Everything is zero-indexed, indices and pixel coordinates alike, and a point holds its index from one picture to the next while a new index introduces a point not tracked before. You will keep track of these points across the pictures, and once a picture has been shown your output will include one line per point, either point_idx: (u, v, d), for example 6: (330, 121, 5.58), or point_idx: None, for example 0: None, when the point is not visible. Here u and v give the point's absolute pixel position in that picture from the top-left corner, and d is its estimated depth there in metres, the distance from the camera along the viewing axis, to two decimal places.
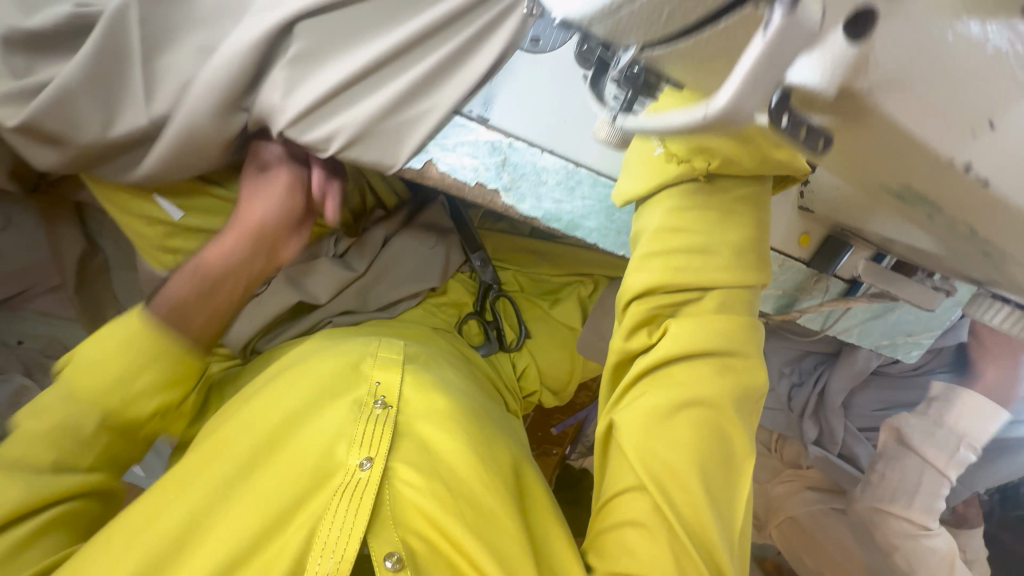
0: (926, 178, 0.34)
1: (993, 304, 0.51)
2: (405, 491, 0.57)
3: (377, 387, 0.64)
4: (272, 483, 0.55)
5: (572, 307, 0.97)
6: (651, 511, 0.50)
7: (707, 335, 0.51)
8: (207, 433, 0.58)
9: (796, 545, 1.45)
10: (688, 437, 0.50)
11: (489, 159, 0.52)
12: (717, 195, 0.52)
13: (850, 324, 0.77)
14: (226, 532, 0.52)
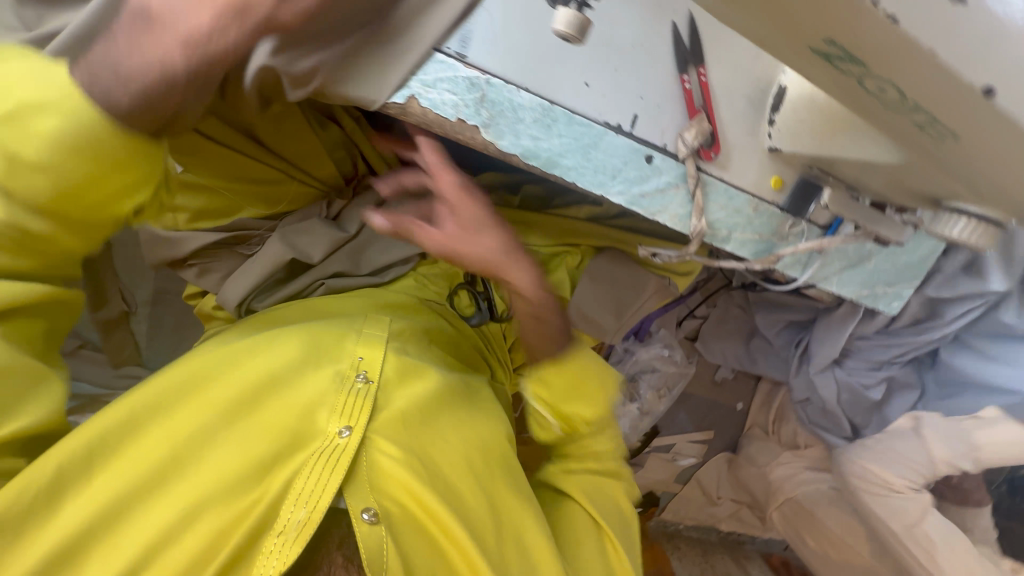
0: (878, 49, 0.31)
1: (952, 218, 0.53)
2: (384, 460, 0.59)
3: (359, 361, 0.66)
4: (253, 436, 0.57)
5: (560, 276, 0.99)
6: (591, 538, 0.69)
7: (574, 394, 0.72)
8: (191, 385, 0.58)
9: (800, 530, 1.43)
10: (597, 489, 0.75)
11: (468, 96, 0.55)
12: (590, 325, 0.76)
13: (831, 271, 0.77)
14: (207, 475, 0.54)
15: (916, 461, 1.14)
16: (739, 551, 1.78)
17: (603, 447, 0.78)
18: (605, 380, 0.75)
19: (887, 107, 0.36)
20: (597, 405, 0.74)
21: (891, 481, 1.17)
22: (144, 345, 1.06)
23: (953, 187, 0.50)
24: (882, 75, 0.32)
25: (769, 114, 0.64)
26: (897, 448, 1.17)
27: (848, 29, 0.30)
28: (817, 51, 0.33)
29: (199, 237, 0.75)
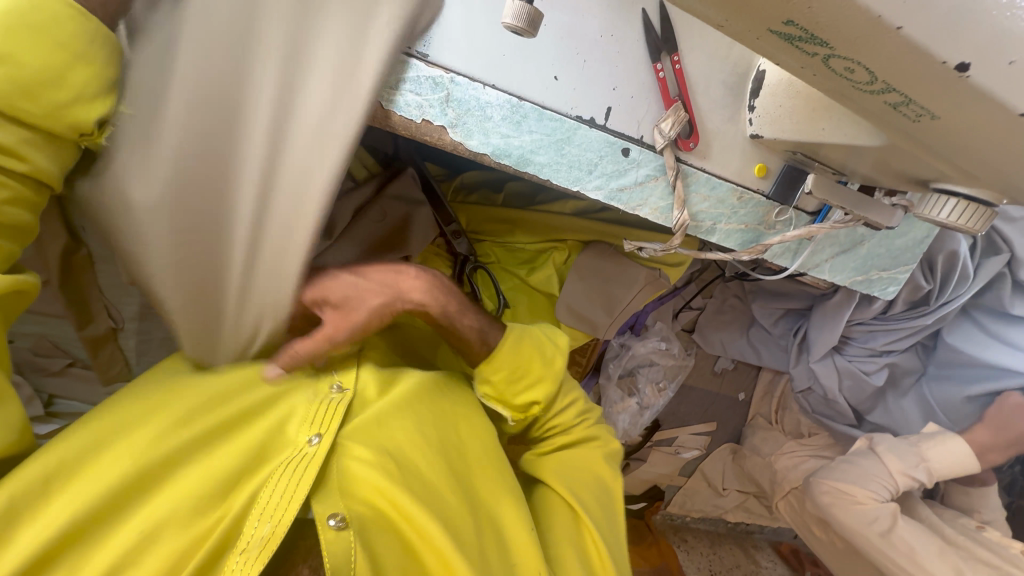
0: (844, 41, 0.29)
1: (942, 200, 0.51)
2: (354, 465, 0.59)
3: (334, 371, 0.65)
4: (221, 451, 0.56)
5: (548, 273, 0.98)
6: (568, 518, 0.66)
7: (516, 381, 0.67)
8: (158, 399, 0.58)
9: (807, 520, 1.42)
10: (575, 468, 0.71)
11: (432, 96, 0.54)
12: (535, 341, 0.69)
13: (822, 259, 0.75)
14: (174, 493, 0.53)
15: (881, 478, 1.12)
16: (747, 541, 1.77)
17: (579, 427, 0.74)
18: (550, 344, 0.70)
19: (856, 86, 0.34)
20: (549, 381, 0.68)
21: (860, 495, 1.13)
22: (133, 361, 1.05)
23: (940, 168, 0.47)
24: (846, 52, 0.30)
25: (749, 100, 0.62)
26: (859, 465, 1.15)
27: (805, 6, 0.28)
28: (777, 32, 0.31)
29: None
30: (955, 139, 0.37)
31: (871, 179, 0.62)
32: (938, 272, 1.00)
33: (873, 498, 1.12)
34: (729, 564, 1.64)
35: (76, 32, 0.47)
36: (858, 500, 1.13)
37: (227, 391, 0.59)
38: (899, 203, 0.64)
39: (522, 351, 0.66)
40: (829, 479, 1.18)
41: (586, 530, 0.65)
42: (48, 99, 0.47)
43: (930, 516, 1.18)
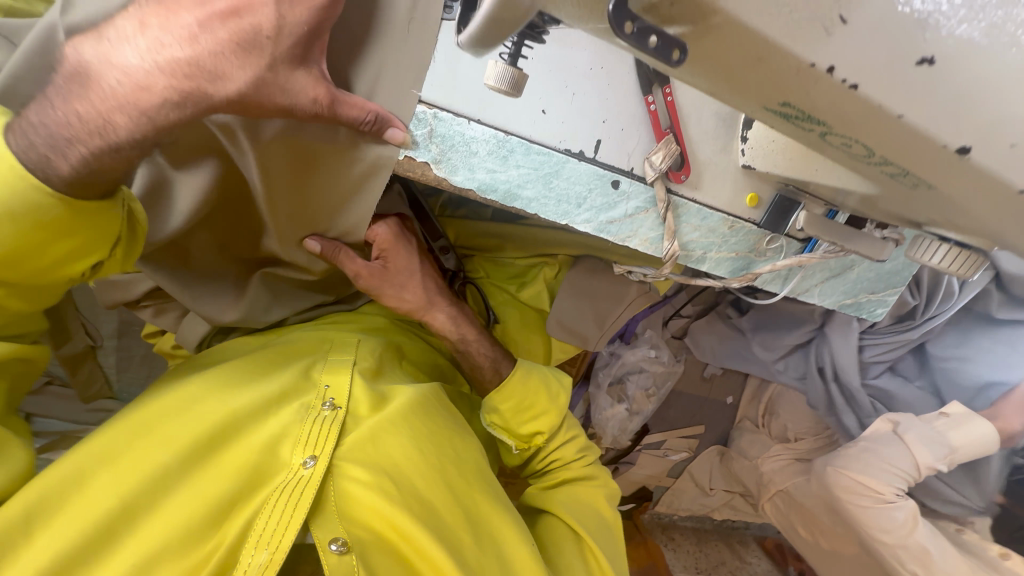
0: (839, 123, 0.28)
1: (933, 245, 0.50)
2: (353, 488, 0.55)
3: (327, 389, 0.62)
4: (211, 476, 0.51)
5: (537, 289, 0.97)
6: (574, 547, 0.66)
7: (520, 410, 0.74)
8: (145, 424, 0.53)
9: (794, 521, 1.44)
10: (576, 498, 0.73)
11: (415, 132, 0.51)
12: (539, 376, 0.75)
13: (813, 284, 0.75)
14: (161, 525, 0.47)
15: (900, 470, 1.09)
16: (734, 538, 1.80)
17: (579, 461, 0.77)
18: (551, 382, 0.76)
19: (854, 156, 0.33)
20: (551, 415, 0.75)
21: (879, 489, 1.10)
22: (114, 377, 1.03)
23: (930, 213, 0.47)
24: (844, 131, 0.29)
25: (741, 130, 0.61)
26: (879, 452, 1.10)
27: (801, 91, 0.27)
28: (771, 111, 0.30)
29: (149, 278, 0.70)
30: (956, 203, 0.36)
31: (863, 212, 0.61)
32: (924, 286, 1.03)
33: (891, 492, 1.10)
34: (716, 561, 1.68)
35: (53, 209, 0.39)
36: (874, 494, 1.11)
37: (220, 414, 0.55)
38: (889, 236, 0.64)
39: (529, 386, 0.74)
40: (850, 471, 1.13)
41: (592, 557, 0.66)
42: (28, 267, 0.42)
43: None
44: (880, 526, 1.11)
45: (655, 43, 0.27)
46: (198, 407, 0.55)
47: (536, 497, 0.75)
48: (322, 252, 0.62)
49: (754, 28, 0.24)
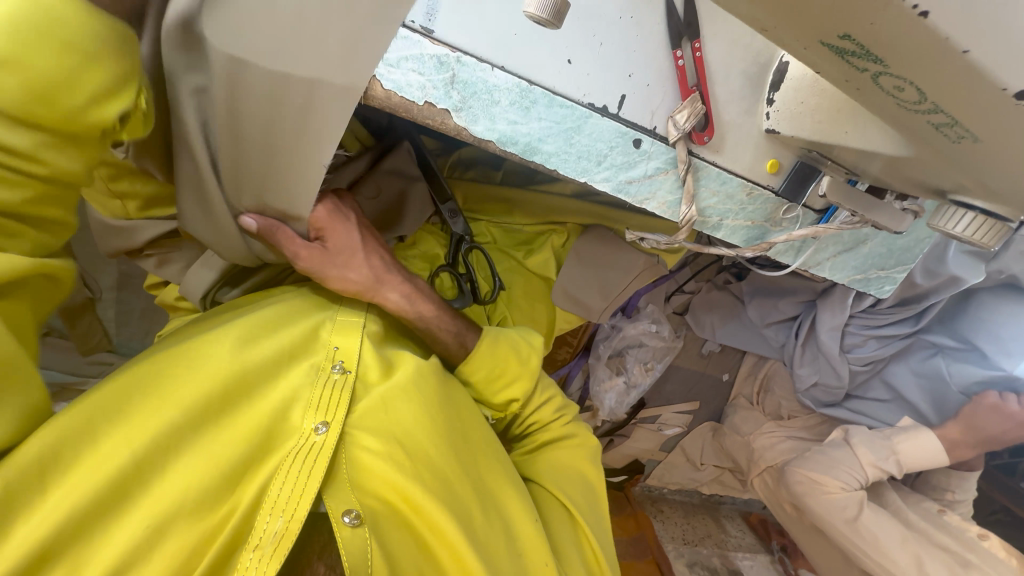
0: (899, 58, 0.27)
1: (958, 213, 0.50)
2: (363, 456, 0.55)
3: (336, 350, 0.61)
4: (223, 439, 0.50)
5: (545, 257, 0.95)
6: (562, 515, 0.67)
7: (489, 375, 0.72)
8: (151, 378, 0.50)
9: (781, 497, 1.47)
10: (559, 462, 0.73)
11: (436, 77, 0.50)
12: (511, 339, 0.73)
13: (824, 257, 0.75)
14: (175, 487, 0.46)
15: (852, 468, 1.17)
16: (720, 511, 1.84)
17: (560, 424, 0.77)
18: (523, 346, 0.74)
19: (903, 104, 0.32)
20: (525, 381, 0.73)
21: (831, 485, 1.17)
22: (114, 330, 1.02)
23: (959, 178, 0.46)
24: (900, 71, 0.28)
25: (768, 92, 0.59)
26: (832, 455, 1.20)
27: (866, 20, 0.25)
28: (828, 46, 0.29)
29: (154, 225, 0.68)
30: (995, 162, 0.35)
31: (884, 179, 0.60)
32: (940, 279, 1.02)
33: (847, 485, 1.17)
34: (702, 534, 1.71)
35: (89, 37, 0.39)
36: (822, 485, 1.19)
37: (231, 373, 0.53)
38: (908, 208, 0.64)
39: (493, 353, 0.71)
40: (804, 469, 1.22)
41: (581, 530, 0.67)
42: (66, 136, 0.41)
43: (897, 500, 1.24)
44: (827, 515, 1.17)
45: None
46: (207, 361, 0.53)
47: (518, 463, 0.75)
48: (259, 231, 0.55)
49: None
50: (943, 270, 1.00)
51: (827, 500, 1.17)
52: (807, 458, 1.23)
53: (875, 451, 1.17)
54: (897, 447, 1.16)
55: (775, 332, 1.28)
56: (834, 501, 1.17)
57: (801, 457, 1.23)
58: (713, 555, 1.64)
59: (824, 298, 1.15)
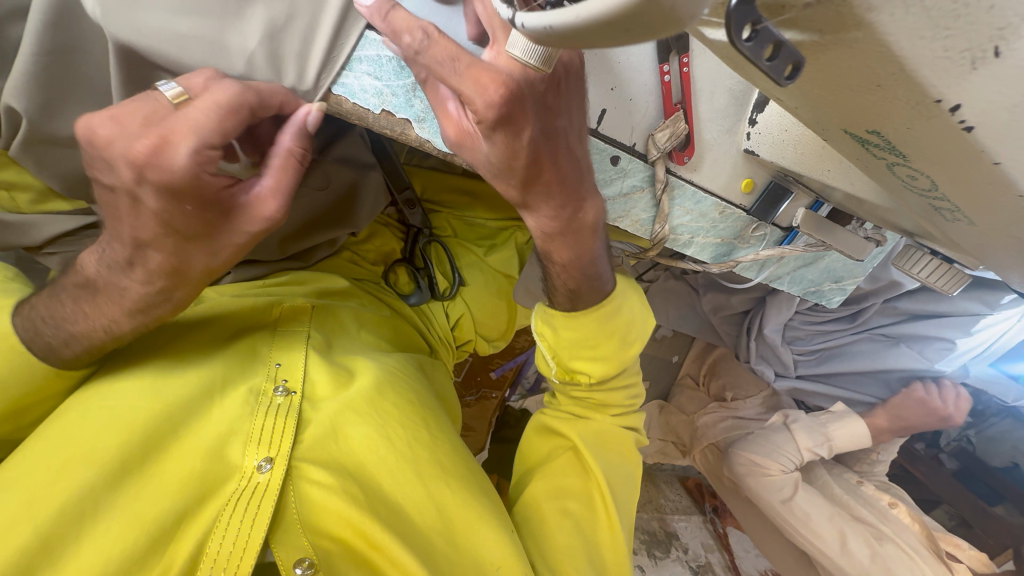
0: (941, 156, 0.27)
1: (924, 258, 0.52)
2: (313, 492, 0.49)
3: (278, 372, 0.56)
4: (148, 494, 0.44)
5: (507, 254, 0.91)
6: (579, 506, 0.63)
7: (579, 337, 0.64)
8: (62, 435, 0.45)
9: (717, 471, 1.56)
10: (604, 438, 0.68)
11: (396, 83, 0.45)
12: (622, 311, 0.65)
13: (784, 272, 0.75)
14: (90, 560, 0.41)
15: (789, 451, 1.27)
16: (659, 478, 1.94)
17: (622, 407, 0.71)
18: (632, 329, 0.66)
19: (913, 189, 0.33)
20: (611, 360, 0.66)
21: (772, 466, 1.27)
22: None
23: (929, 229, 0.47)
24: (919, 165, 0.29)
25: (751, 112, 0.56)
26: (773, 440, 1.30)
27: (905, 124, 0.26)
28: (852, 135, 0.30)
29: (56, 223, 0.59)
30: (994, 244, 0.35)
31: (851, 204, 0.60)
32: (881, 284, 1.08)
33: (783, 469, 1.27)
34: (643, 500, 1.80)
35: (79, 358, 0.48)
36: (761, 468, 1.28)
37: (154, 415, 0.48)
38: (871, 237, 0.65)
39: (597, 329, 0.63)
40: (748, 453, 1.31)
41: (605, 521, 0.62)
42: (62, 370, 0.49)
43: (823, 476, 1.37)
44: (769, 494, 1.26)
45: (771, 54, 0.23)
46: (123, 407, 0.47)
47: (549, 420, 0.71)
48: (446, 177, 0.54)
49: (898, 51, 0.23)
50: (885, 275, 1.06)
51: (768, 482, 1.27)
52: (751, 443, 1.32)
53: (813, 436, 1.27)
54: (831, 436, 1.26)
55: (722, 321, 1.30)
56: (770, 481, 1.27)
57: (745, 440, 1.34)
58: (652, 519, 1.75)
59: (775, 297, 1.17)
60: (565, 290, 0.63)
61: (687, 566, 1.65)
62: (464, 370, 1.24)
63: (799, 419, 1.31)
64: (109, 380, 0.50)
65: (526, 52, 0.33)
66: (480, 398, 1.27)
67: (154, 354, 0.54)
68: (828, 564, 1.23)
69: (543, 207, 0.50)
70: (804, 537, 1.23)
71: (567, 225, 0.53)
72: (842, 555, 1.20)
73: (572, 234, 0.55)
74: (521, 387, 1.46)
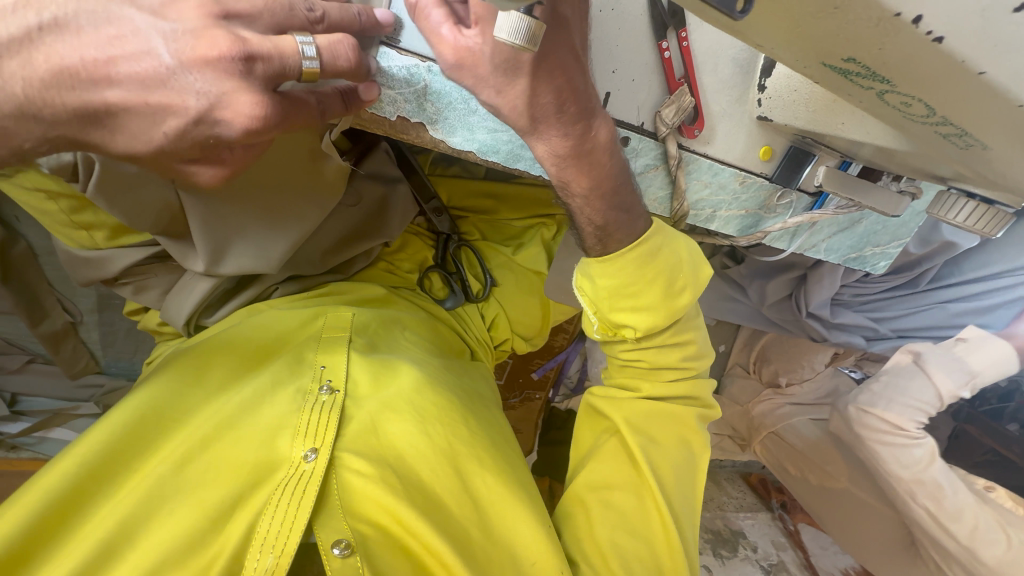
0: (923, 73, 0.28)
1: (959, 202, 0.50)
2: (353, 479, 0.52)
3: (322, 372, 0.60)
4: (208, 484, 0.49)
5: (535, 250, 0.92)
6: (624, 495, 0.62)
7: (619, 283, 0.59)
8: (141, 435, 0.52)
9: (781, 462, 1.49)
10: (655, 422, 0.65)
11: (408, 89, 0.49)
12: (665, 253, 0.59)
13: (819, 240, 0.73)
14: (159, 539, 0.45)
15: (925, 396, 1.07)
16: (720, 475, 1.85)
17: (676, 371, 0.67)
18: (677, 274, 0.60)
19: (910, 117, 0.33)
20: (655, 311, 0.60)
21: (903, 425, 1.07)
22: (100, 352, 0.98)
23: (963, 170, 0.44)
24: (907, 90, 0.30)
25: (759, 78, 0.56)
26: (905, 385, 1.09)
27: (875, 45, 0.27)
28: (832, 66, 0.31)
29: (125, 255, 0.66)
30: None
31: (879, 160, 0.59)
32: (933, 246, 1.04)
33: (914, 427, 1.08)
34: (705, 498, 1.72)
35: None
36: (894, 426, 1.08)
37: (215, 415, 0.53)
38: (904, 190, 0.63)
39: (641, 272, 0.58)
40: (876, 410, 1.10)
41: (652, 510, 0.60)
42: None
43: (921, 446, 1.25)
44: (897, 463, 1.08)
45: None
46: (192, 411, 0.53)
47: (595, 401, 0.69)
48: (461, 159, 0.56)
49: None
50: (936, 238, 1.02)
51: (898, 444, 1.07)
52: (876, 396, 1.11)
53: (954, 373, 1.06)
54: (979, 370, 1.05)
55: (775, 312, 1.23)
56: (901, 446, 1.07)
57: (868, 393, 1.12)
58: (716, 518, 1.67)
59: (816, 273, 1.12)
60: (593, 229, 0.58)
61: (758, 565, 1.57)
62: (506, 372, 1.26)
63: (929, 353, 1.09)
64: (178, 387, 0.57)
65: (514, 34, 0.35)
66: (523, 399, 1.29)
67: (215, 362, 0.60)
68: (948, 542, 1.08)
69: (551, 128, 0.48)
70: (927, 511, 1.07)
71: (580, 146, 0.49)
72: (972, 536, 1.04)
73: (586, 156, 0.51)
74: (564, 386, 1.45)
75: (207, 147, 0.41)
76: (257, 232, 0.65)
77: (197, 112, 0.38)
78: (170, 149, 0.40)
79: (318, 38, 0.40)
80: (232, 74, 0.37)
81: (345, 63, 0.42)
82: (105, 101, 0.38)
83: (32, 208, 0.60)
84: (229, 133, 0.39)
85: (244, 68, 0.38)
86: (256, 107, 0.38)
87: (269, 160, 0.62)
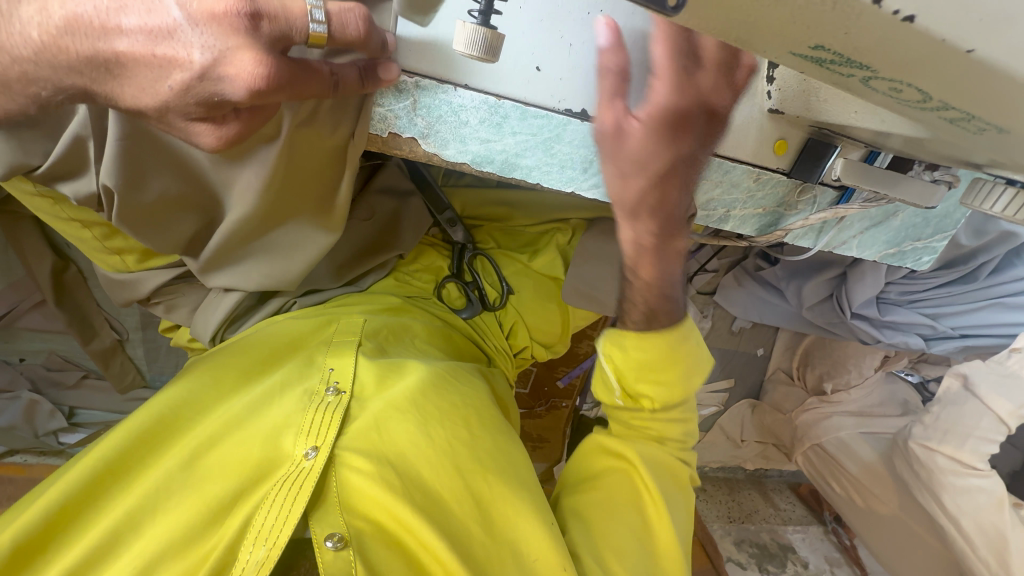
0: (900, 53, 0.26)
1: (996, 188, 0.45)
2: (353, 476, 0.52)
3: (330, 374, 0.62)
4: (213, 478, 0.51)
5: (551, 256, 0.90)
6: (631, 520, 0.59)
7: (645, 359, 0.60)
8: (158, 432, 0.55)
9: (822, 474, 1.39)
10: (662, 464, 0.63)
11: (398, 106, 0.50)
12: (687, 339, 0.61)
13: (850, 236, 0.68)
14: (164, 530, 0.48)
15: (987, 427, 1.00)
16: (767, 486, 1.71)
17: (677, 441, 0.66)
18: (694, 359, 0.63)
19: (908, 102, 0.31)
20: (674, 390, 0.62)
21: (969, 462, 1.01)
22: (145, 367, 1.05)
23: (993, 156, 0.40)
24: (891, 74, 0.28)
25: (767, 70, 0.53)
26: (961, 413, 1.02)
27: (841, 29, 0.26)
28: (801, 55, 0.29)
29: (153, 276, 0.70)
30: None
31: (908, 149, 0.54)
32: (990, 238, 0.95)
33: (979, 462, 1.01)
34: (749, 510, 1.62)
35: None
36: (962, 464, 1.01)
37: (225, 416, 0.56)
38: (939, 180, 0.58)
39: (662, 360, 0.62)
40: (935, 445, 1.04)
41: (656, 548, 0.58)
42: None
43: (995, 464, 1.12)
44: (960, 508, 1.01)
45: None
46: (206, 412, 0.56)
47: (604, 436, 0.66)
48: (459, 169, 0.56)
49: None
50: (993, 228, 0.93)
51: (964, 483, 1.01)
52: (935, 430, 1.05)
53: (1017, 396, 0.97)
54: None
55: (816, 315, 1.16)
56: (967, 485, 1.01)
57: (922, 426, 1.07)
58: (761, 531, 1.58)
59: (857, 270, 1.04)
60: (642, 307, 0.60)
61: None
62: (531, 381, 1.24)
63: (976, 375, 1.02)
64: (195, 388, 0.60)
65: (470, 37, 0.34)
66: (550, 408, 1.28)
67: (230, 367, 0.63)
68: None
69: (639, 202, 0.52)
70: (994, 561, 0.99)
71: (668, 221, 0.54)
72: None
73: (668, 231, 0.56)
74: None
75: (213, 108, 0.42)
76: (278, 249, 0.62)
77: (202, 66, 0.39)
78: (176, 104, 0.42)
79: (328, 4, 0.40)
80: (237, 30, 0.38)
81: (355, 33, 0.41)
82: (111, 51, 0.40)
83: (70, 236, 0.65)
84: (232, 90, 0.40)
85: (250, 26, 0.39)
86: (257, 67, 0.39)
87: (287, 179, 0.54)
